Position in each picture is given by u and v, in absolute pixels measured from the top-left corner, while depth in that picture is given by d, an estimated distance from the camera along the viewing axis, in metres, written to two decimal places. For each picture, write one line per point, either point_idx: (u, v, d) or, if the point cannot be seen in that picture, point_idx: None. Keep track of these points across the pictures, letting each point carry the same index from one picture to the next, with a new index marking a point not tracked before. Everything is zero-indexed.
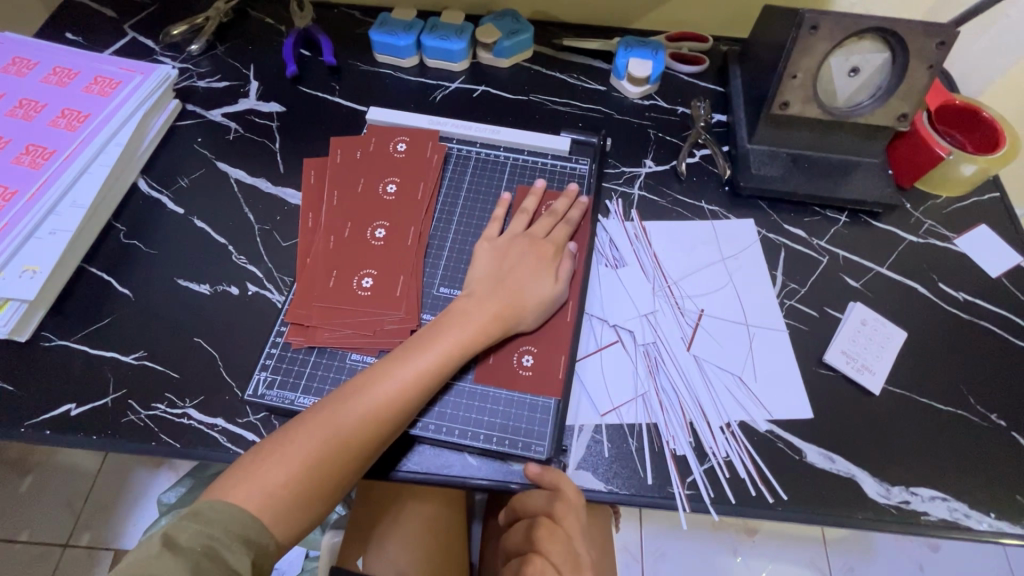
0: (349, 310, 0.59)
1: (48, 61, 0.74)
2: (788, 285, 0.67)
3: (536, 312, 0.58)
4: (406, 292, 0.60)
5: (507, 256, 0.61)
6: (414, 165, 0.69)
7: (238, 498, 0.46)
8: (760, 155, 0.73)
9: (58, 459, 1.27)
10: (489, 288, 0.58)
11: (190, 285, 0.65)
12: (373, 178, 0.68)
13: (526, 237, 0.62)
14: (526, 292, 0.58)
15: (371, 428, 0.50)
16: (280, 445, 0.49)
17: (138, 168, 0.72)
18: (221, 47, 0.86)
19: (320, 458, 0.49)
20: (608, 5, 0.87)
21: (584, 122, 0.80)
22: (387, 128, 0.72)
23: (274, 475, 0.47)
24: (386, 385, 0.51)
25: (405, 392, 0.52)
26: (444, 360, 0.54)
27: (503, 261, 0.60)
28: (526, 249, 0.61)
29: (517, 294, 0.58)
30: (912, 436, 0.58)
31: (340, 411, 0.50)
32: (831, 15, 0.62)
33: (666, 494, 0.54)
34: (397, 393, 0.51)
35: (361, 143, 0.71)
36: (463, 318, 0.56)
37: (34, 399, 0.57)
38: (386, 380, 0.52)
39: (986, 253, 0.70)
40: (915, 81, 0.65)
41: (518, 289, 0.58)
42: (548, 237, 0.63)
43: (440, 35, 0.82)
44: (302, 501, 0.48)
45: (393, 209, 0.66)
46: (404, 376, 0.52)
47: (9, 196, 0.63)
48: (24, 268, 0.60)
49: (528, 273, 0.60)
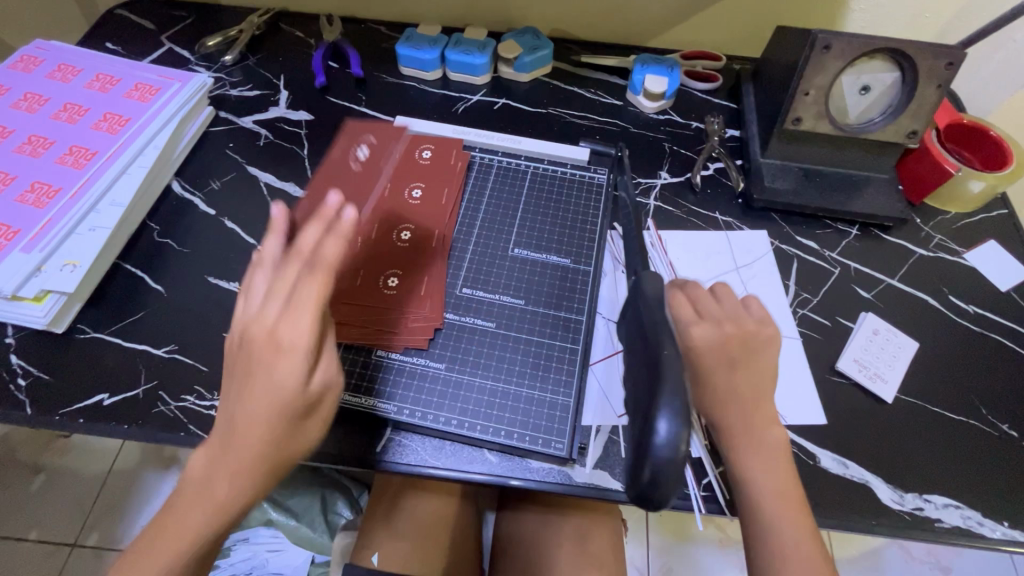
0: (376, 307, 0.61)
1: (91, 68, 0.78)
2: (801, 294, 0.69)
3: (299, 424, 0.45)
4: (430, 292, 0.62)
5: (246, 368, 0.44)
6: (438, 171, 0.72)
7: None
8: (773, 169, 0.76)
9: (70, 460, 1.28)
10: (245, 377, 0.44)
11: (220, 282, 0.67)
12: (399, 185, 0.70)
13: (262, 329, 0.44)
14: (272, 416, 0.43)
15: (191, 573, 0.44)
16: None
17: (172, 171, 0.75)
18: (253, 58, 0.89)
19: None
20: (625, 24, 0.90)
21: (601, 135, 0.82)
22: (413, 136, 0.76)
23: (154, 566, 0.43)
24: (180, 529, 0.44)
25: (196, 541, 0.44)
26: (217, 507, 0.44)
27: (244, 372, 0.44)
28: (270, 354, 0.43)
29: (258, 425, 0.43)
30: (925, 444, 0.59)
31: (146, 558, 0.43)
32: (843, 36, 0.64)
33: (682, 495, 0.55)
34: (192, 536, 0.44)
35: (388, 150, 0.74)
36: (222, 456, 0.44)
37: (68, 389, 0.59)
38: (187, 520, 0.44)
39: (996, 268, 0.72)
40: (925, 100, 0.67)
41: (261, 422, 0.43)
42: (283, 316, 0.43)
43: (463, 49, 0.85)
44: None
45: (418, 212, 0.68)
46: (191, 528, 0.44)
47: (53, 193, 0.66)
48: (64, 262, 0.62)
49: (277, 378, 0.43)
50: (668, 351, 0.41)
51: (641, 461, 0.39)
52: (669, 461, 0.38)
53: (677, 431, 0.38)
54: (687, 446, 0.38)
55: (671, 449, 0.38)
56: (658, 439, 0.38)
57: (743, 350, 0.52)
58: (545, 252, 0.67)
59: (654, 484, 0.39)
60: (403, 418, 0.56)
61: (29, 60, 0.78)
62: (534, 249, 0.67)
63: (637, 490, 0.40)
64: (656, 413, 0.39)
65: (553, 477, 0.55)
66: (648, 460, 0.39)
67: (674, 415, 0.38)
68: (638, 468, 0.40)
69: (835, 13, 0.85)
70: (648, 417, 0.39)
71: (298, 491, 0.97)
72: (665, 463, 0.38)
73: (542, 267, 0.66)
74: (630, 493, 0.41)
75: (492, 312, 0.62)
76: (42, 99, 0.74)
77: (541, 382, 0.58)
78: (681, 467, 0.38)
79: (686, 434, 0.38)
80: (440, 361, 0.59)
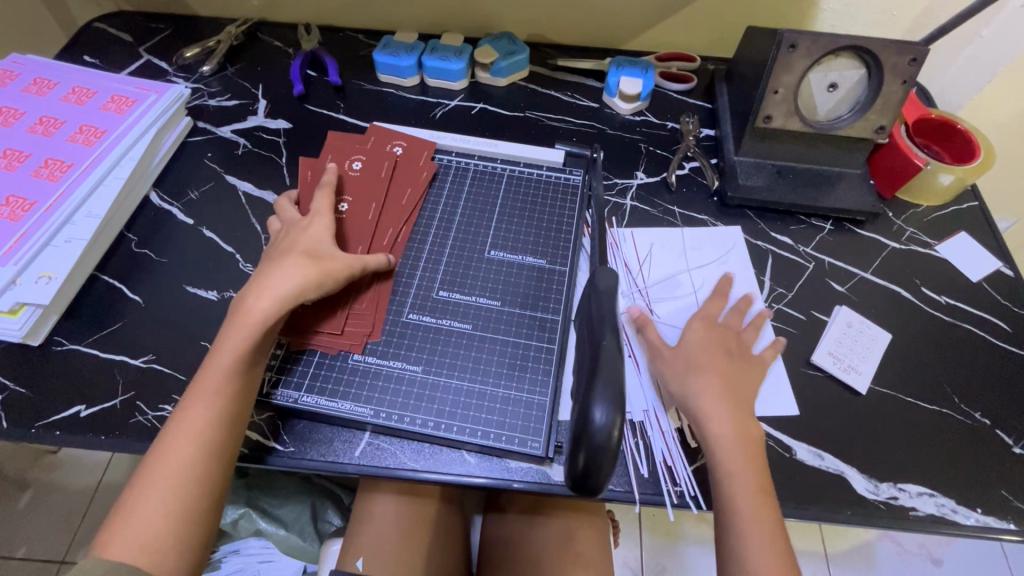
0: (330, 305, 0.62)
1: (67, 81, 0.79)
2: (776, 290, 0.70)
3: (308, 269, 0.57)
4: (374, 295, 0.63)
5: (284, 238, 0.61)
6: (408, 169, 0.73)
7: (126, 555, 0.45)
8: (747, 166, 0.77)
9: (58, 475, 1.27)
10: (274, 253, 0.59)
11: (198, 291, 0.67)
12: (361, 184, 0.70)
13: (296, 223, 0.63)
14: (288, 262, 0.57)
15: (226, 424, 0.51)
16: (147, 474, 0.48)
17: (150, 182, 0.75)
18: (231, 68, 0.90)
19: (195, 468, 0.48)
20: (601, 28, 0.92)
21: (577, 137, 0.83)
22: (387, 134, 0.76)
23: (189, 428, 0.49)
24: (206, 388, 0.51)
25: (223, 393, 0.51)
26: (236, 360, 0.52)
27: (274, 250, 0.60)
28: (301, 228, 0.61)
29: (276, 271, 0.56)
30: (899, 433, 0.60)
31: (185, 416, 0.50)
32: (808, 34, 0.65)
33: (654, 491, 0.55)
34: (220, 388, 0.51)
35: (358, 146, 0.74)
36: (242, 310, 0.54)
37: (45, 401, 0.59)
38: (213, 379, 0.52)
39: (967, 259, 0.73)
40: (891, 96, 0.68)
41: (286, 268, 0.56)
42: (313, 211, 0.63)
43: (440, 56, 0.86)
44: (190, 531, 0.47)
45: (374, 211, 0.68)
46: (217, 385, 0.51)
47: (28, 206, 0.66)
48: (40, 275, 0.62)
49: (305, 239, 0.60)
50: (609, 343, 0.43)
51: (576, 447, 0.41)
52: (604, 446, 0.40)
53: (612, 418, 0.40)
54: (620, 434, 0.40)
55: (603, 434, 0.40)
56: (593, 426, 0.40)
57: (739, 349, 0.60)
58: (521, 253, 0.68)
59: (590, 469, 0.41)
60: (379, 422, 0.56)
61: (5, 74, 0.78)
62: (511, 250, 0.68)
63: (572, 477, 0.42)
64: (592, 401, 0.41)
65: (531, 476, 0.55)
66: (584, 445, 0.41)
67: (608, 404, 0.40)
68: (575, 454, 0.42)
69: (805, 12, 0.86)
70: (586, 406, 0.41)
71: (287, 501, 0.96)
72: (600, 448, 0.40)
73: (519, 267, 0.66)
74: (569, 479, 0.43)
75: (468, 314, 0.63)
76: (17, 113, 0.74)
77: (517, 382, 0.58)
78: (614, 454, 0.41)
79: (620, 421, 0.40)
80: (417, 364, 0.59)
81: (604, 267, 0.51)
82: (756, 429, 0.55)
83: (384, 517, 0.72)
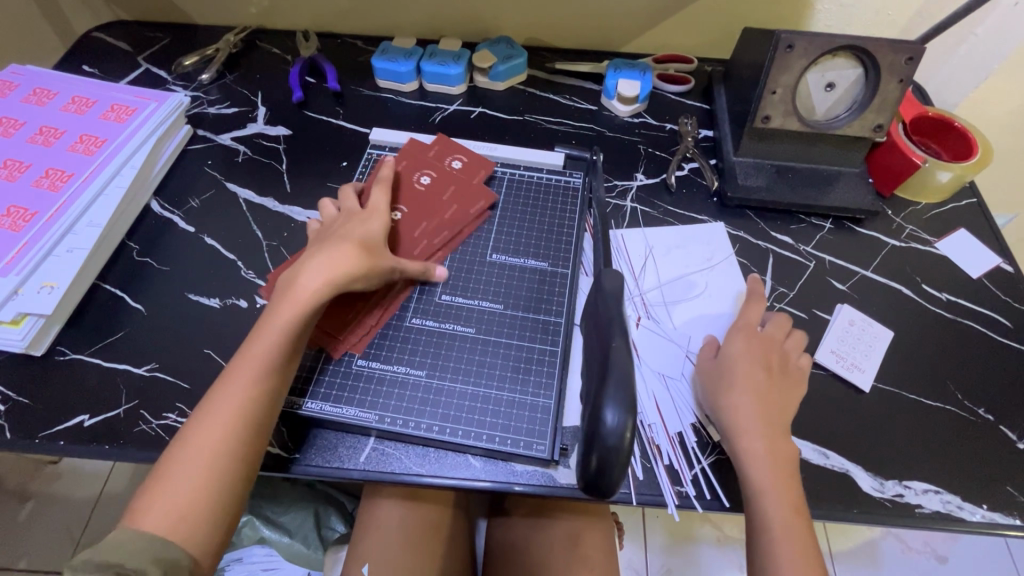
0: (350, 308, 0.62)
1: (67, 91, 0.79)
2: (777, 289, 0.70)
3: (355, 258, 0.57)
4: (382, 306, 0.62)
5: (337, 226, 0.61)
6: (466, 185, 0.72)
7: (156, 526, 0.45)
8: (746, 167, 0.77)
9: (58, 487, 1.26)
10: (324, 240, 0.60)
11: (201, 299, 0.67)
12: (421, 193, 0.70)
13: (349, 214, 0.63)
14: (337, 251, 0.57)
15: (264, 403, 0.51)
16: (179, 453, 0.48)
17: (151, 191, 0.76)
18: (230, 76, 0.90)
19: (231, 446, 0.49)
20: (597, 29, 0.92)
21: (577, 139, 0.83)
22: (454, 145, 0.76)
23: (229, 403, 0.50)
24: (250, 366, 0.51)
25: (265, 372, 0.51)
26: (282, 338, 0.53)
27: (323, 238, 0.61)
28: (356, 219, 0.62)
29: (325, 256, 0.57)
30: (903, 431, 0.60)
31: (223, 397, 0.50)
32: (805, 35, 0.66)
33: (657, 491, 0.55)
34: (262, 367, 0.51)
35: (435, 153, 0.75)
36: (291, 288, 0.55)
37: (48, 412, 0.59)
38: (257, 357, 0.52)
39: (966, 255, 0.73)
40: (888, 95, 0.68)
41: (335, 253, 0.57)
42: (372, 206, 0.64)
43: (438, 60, 0.86)
44: (220, 511, 0.47)
45: (418, 219, 0.68)
46: (261, 363, 0.51)
47: (30, 216, 0.66)
48: (42, 285, 0.62)
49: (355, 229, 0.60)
50: (617, 344, 0.43)
51: (589, 449, 0.42)
52: (616, 447, 0.40)
53: (624, 420, 0.40)
54: (631, 435, 0.41)
55: (615, 435, 0.40)
56: (605, 427, 0.40)
57: (780, 365, 0.59)
58: (524, 257, 0.68)
59: (602, 469, 0.41)
60: (384, 428, 0.56)
61: (5, 85, 0.78)
62: (512, 253, 0.68)
63: (584, 478, 0.42)
64: (604, 403, 0.41)
65: (536, 479, 0.55)
66: (596, 447, 0.41)
67: (619, 405, 0.40)
68: (586, 456, 0.42)
69: (801, 12, 0.87)
70: (596, 408, 0.41)
71: (291, 508, 0.97)
72: (611, 449, 0.40)
73: (521, 271, 0.66)
74: (580, 481, 0.43)
75: (472, 318, 0.63)
76: (18, 124, 0.74)
77: (522, 385, 0.58)
78: (626, 455, 0.41)
79: (631, 422, 0.40)
80: (421, 368, 0.59)
81: (609, 269, 0.51)
82: (790, 446, 0.55)
83: (389, 521, 0.72)
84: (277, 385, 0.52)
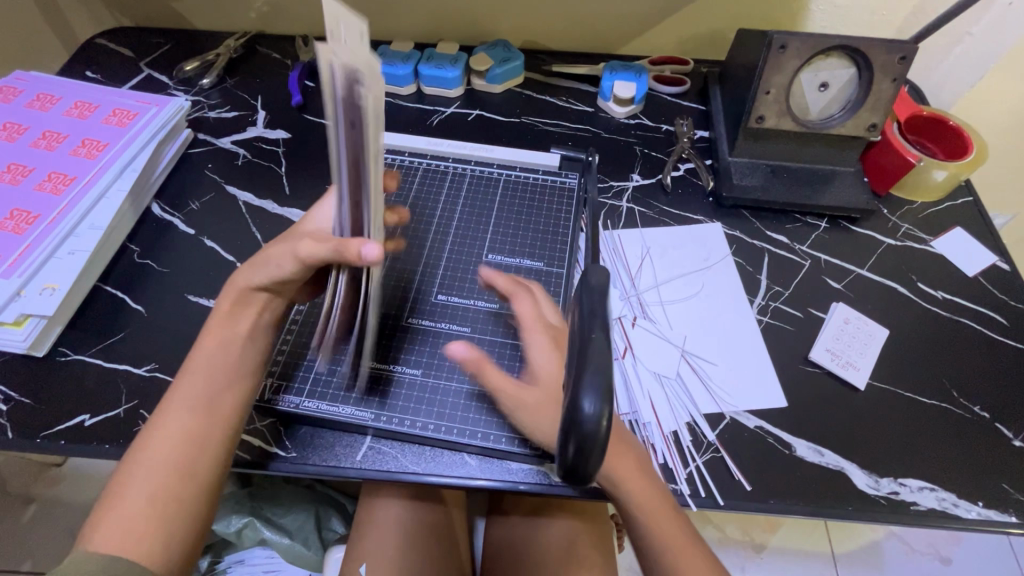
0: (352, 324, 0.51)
1: (69, 96, 0.80)
2: (773, 288, 0.70)
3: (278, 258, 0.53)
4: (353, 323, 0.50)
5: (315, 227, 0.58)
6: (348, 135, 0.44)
7: (113, 543, 0.44)
8: (741, 166, 0.77)
9: (61, 489, 1.27)
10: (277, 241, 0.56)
11: (201, 301, 0.68)
12: None
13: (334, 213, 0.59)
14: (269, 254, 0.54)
15: (214, 413, 0.50)
16: (136, 466, 0.47)
17: (151, 194, 0.77)
18: (230, 80, 0.91)
19: (188, 462, 0.48)
20: (593, 33, 0.93)
21: (573, 140, 0.84)
22: None
23: (180, 415, 0.49)
24: (200, 374, 0.51)
25: (216, 378, 0.52)
26: (225, 346, 0.53)
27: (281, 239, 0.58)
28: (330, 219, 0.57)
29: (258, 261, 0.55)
30: (898, 428, 0.60)
31: (175, 406, 0.50)
32: (798, 35, 0.66)
33: None
34: (214, 375, 0.52)
35: None
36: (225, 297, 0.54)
37: (50, 412, 0.60)
38: (206, 367, 0.52)
39: (962, 253, 0.73)
40: (881, 94, 0.69)
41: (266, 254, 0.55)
42: None
43: (436, 64, 0.87)
44: (176, 531, 0.46)
45: None
46: (215, 371, 0.52)
47: (32, 219, 0.67)
48: (44, 287, 0.63)
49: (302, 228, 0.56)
50: (598, 334, 0.41)
51: (565, 437, 0.39)
52: (593, 435, 0.38)
53: (601, 408, 0.38)
54: (610, 422, 0.38)
55: (591, 422, 0.38)
56: (582, 415, 0.38)
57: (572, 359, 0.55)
58: (519, 257, 0.68)
59: (579, 457, 0.39)
60: (381, 426, 0.56)
61: (9, 90, 0.79)
62: (508, 253, 0.69)
63: (563, 467, 0.40)
64: (581, 391, 0.38)
65: (533, 477, 0.55)
66: (572, 435, 0.38)
67: (597, 393, 0.38)
68: (563, 443, 0.39)
69: (796, 14, 0.87)
70: (574, 395, 0.39)
71: (291, 509, 0.97)
72: (589, 438, 0.38)
73: (516, 270, 0.67)
74: (558, 470, 0.40)
75: (468, 318, 0.63)
76: (21, 128, 0.75)
77: None
78: (604, 444, 0.38)
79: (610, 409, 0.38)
80: (417, 367, 0.60)
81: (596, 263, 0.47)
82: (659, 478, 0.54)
83: (389, 519, 0.72)
84: (231, 401, 0.52)
